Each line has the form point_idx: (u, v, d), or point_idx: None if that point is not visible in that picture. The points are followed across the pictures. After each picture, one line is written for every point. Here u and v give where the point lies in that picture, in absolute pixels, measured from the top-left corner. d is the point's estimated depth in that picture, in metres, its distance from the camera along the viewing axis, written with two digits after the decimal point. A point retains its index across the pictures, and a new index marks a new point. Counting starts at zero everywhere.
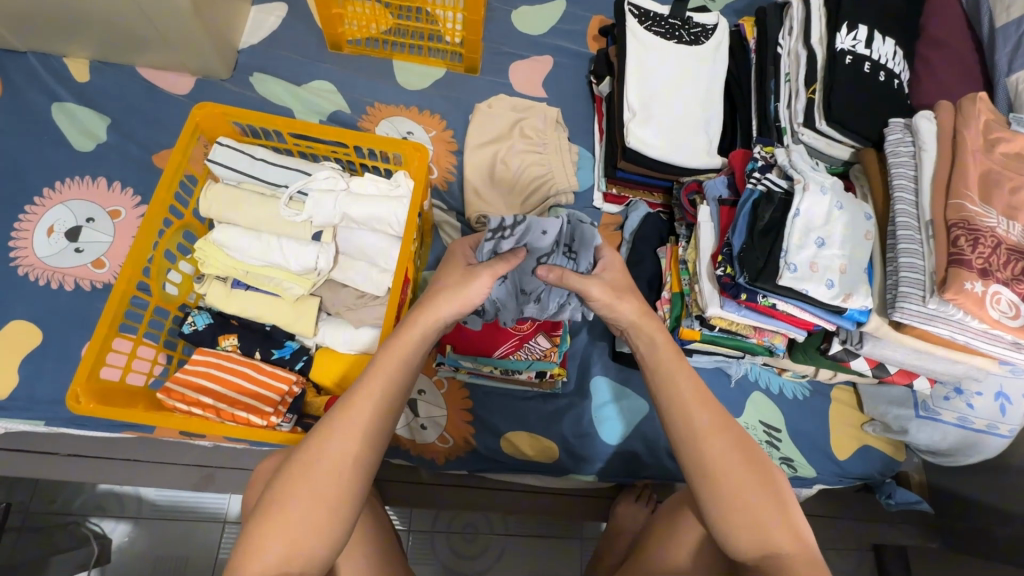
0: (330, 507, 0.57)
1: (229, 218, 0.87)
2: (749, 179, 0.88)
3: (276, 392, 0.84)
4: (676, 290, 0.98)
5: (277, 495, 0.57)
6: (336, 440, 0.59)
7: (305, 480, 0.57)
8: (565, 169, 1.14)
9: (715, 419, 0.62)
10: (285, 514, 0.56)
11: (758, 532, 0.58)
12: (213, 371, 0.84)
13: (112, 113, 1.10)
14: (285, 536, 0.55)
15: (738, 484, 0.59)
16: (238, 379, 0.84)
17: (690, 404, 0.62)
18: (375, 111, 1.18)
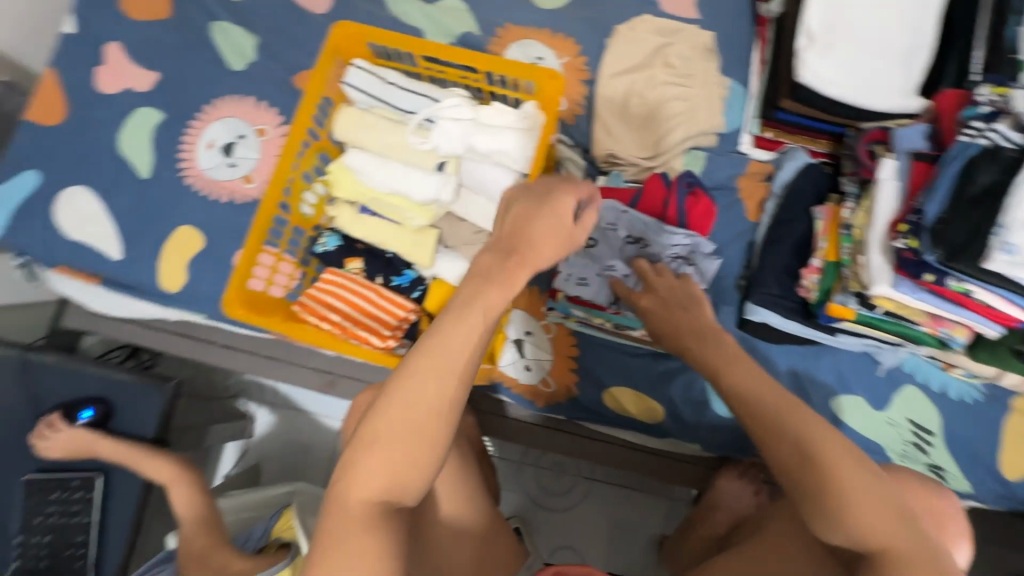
0: (422, 451, 0.49)
1: (360, 142, 0.88)
2: (965, 130, 0.69)
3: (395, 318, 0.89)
4: (831, 260, 0.84)
5: (370, 429, 0.49)
6: (432, 378, 0.49)
7: (398, 415, 0.49)
8: (711, 104, 1.01)
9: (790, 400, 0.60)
10: (381, 451, 0.49)
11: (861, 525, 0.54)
12: (339, 289, 0.89)
13: (260, 33, 1.14)
14: (384, 470, 0.49)
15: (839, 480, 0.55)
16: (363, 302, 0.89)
17: (767, 408, 0.59)
18: (505, 33, 1.10)
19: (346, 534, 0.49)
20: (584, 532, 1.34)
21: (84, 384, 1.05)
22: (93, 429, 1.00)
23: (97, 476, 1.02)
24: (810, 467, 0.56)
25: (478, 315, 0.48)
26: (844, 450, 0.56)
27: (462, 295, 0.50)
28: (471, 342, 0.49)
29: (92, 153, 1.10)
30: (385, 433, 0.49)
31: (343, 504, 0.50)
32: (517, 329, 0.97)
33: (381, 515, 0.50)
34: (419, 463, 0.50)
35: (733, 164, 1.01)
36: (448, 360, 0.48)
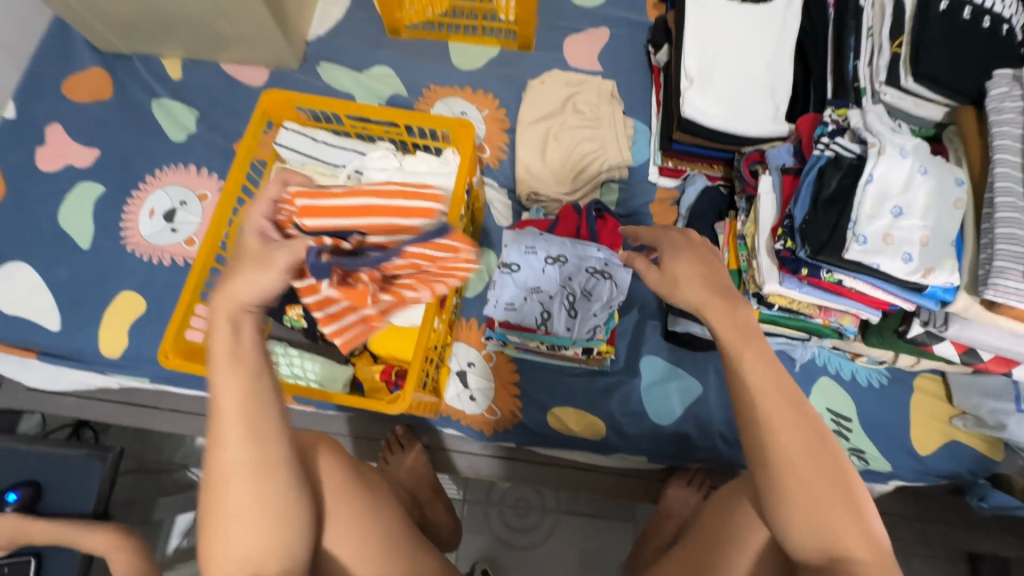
0: (262, 508, 0.52)
1: None
2: (817, 144, 0.80)
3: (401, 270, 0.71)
4: (733, 267, 0.94)
5: (212, 502, 0.52)
6: (238, 440, 0.52)
7: (228, 486, 0.52)
8: (619, 143, 1.12)
9: (790, 408, 0.52)
10: (230, 523, 0.51)
11: (823, 533, 0.50)
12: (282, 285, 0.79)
13: (200, 106, 1.22)
14: (228, 546, 0.51)
15: (808, 484, 0.50)
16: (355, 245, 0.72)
17: (764, 396, 0.52)
18: (430, 93, 1.21)
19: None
20: (554, 569, 1.32)
21: (20, 462, 1.02)
22: (26, 509, 0.96)
23: (29, 559, 0.97)
24: (784, 473, 0.51)
25: (233, 381, 0.53)
26: (810, 446, 0.51)
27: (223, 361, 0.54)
28: (226, 405, 0.53)
29: (33, 229, 1.12)
30: (215, 500, 0.52)
31: None
32: (460, 360, 1.03)
33: None
34: (267, 523, 0.52)
35: (645, 192, 1.12)
36: (226, 419, 0.52)
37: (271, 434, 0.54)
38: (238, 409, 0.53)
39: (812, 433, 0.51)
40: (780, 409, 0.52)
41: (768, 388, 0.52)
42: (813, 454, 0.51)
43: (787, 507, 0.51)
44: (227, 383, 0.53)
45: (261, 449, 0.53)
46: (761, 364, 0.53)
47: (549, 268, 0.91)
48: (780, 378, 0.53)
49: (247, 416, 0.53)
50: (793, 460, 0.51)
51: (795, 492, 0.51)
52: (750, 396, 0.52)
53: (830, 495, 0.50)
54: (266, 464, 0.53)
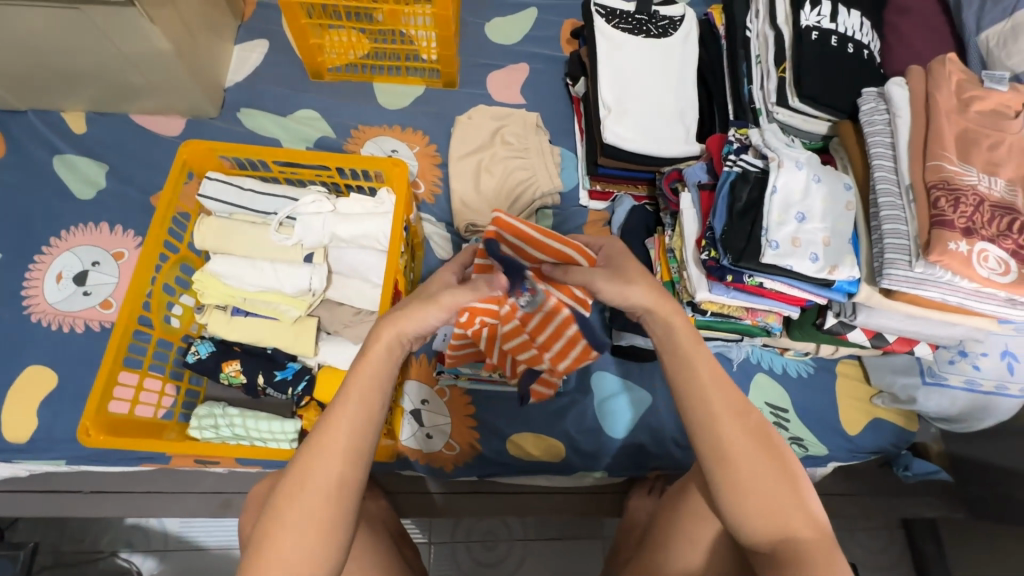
0: (315, 540, 0.54)
1: (224, 249, 0.90)
2: (726, 162, 0.88)
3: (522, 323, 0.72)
4: (667, 279, 1.00)
5: (286, 499, 0.55)
6: (335, 454, 0.57)
7: (302, 495, 0.55)
8: (549, 171, 1.16)
9: (733, 403, 0.58)
10: (288, 529, 0.54)
11: (772, 518, 0.55)
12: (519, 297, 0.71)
13: (109, 160, 1.15)
14: (287, 557, 0.53)
15: (753, 474, 0.56)
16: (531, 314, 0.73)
17: (709, 393, 0.58)
18: (358, 134, 1.21)
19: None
20: None
21: None
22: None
23: None
24: (725, 463, 0.56)
25: (357, 396, 0.60)
26: (752, 436, 0.57)
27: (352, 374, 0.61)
28: (346, 416, 0.58)
29: None
30: (286, 509, 0.55)
31: None
32: (412, 399, 1.00)
33: None
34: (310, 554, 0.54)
35: (578, 215, 1.17)
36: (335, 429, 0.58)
37: (360, 457, 0.58)
38: (347, 431, 0.58)
39: (752, 426, 0.57)
40: (725, 407, 0.58)
41: (708, 384, 0.59)
42: (756, 445, 0.57)
43: (736, 497, 0.56)
44: (352, 399, 0.59)
45: (344, 483, 0.57)
46: (707, 365, 0.60)
47: None
48: (719, 375, 0.60)
49: (350, 439, 0.58)
50: (738, 451, 0.56)
51: (742, 481, 0.56)
52: (698, 397, 0.58)
53: (773, 480, 0.56)
54: (340, 498, 0.56)
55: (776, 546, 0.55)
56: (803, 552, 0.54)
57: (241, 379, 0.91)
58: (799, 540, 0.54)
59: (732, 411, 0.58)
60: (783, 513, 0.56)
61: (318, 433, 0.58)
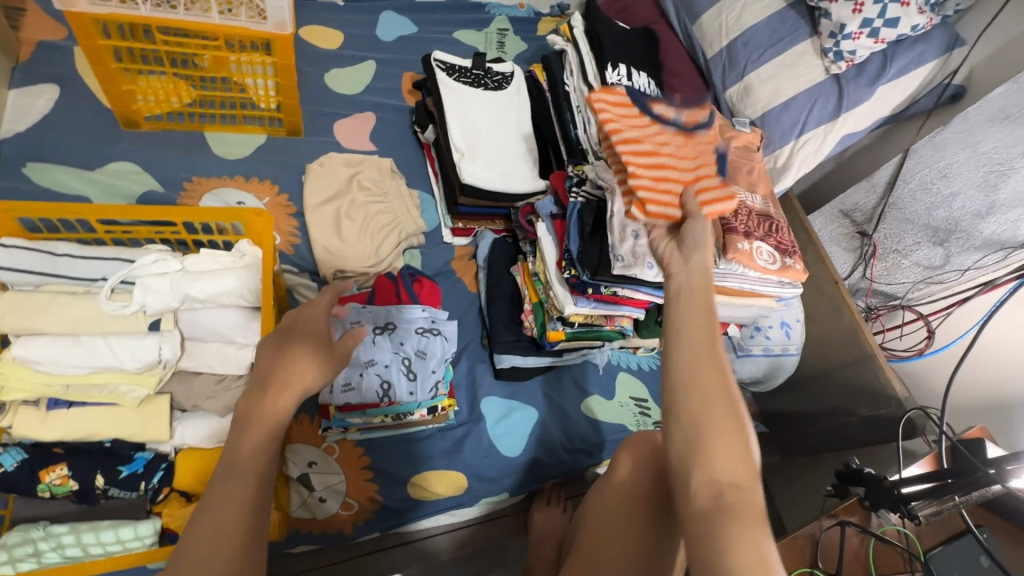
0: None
1: (30, 328, 0.74)
2: (572, 194, 1.03)
3: (669, 148, 0.90)
4: (535, 301, 1.10)
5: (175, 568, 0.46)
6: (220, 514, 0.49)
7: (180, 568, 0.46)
8: (411, 212, 1.20)
9: (710, 347, 0.60)
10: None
11: (721, 461, 0.54)
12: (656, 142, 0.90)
13: None
14: None
15: (714, 426, 0.55)
16: (645, 161, 0.87)
17: (693, 335, 0.61)
18: (193, 186, 1.10)
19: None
20: None
21: None
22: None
23: None
24: (694, 394, 0.57)
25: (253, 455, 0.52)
26: (724, 384, 0.57)
27: (241, 427, 0.54)
28: (235, 478, 0.51)
29: None
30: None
31: None
32: (299, 463, 0.92)
33: None
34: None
35: (444, 252, 1.22)
36: (232, 491, 0.50)
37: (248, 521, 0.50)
38: (235, 488, 0.50)
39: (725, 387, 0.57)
40: (703, 350, 0.60)
41: (697, 328, 0.61)
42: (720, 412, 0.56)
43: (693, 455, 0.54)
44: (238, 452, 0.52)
45: (242, 543, 0.48)
46: (704, 331, 0.61)
47: (376, 322, 0.92)
48: (707, 325, 0.62)
49: (246, 493, 0.50)
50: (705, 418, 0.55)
51: (704, 439, 0.54)
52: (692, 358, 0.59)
53: (725, 424, 0.55)
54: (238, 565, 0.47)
55: (719, 502, 0.51)
56: (743, 503, 0.51)
57: (71, 485, 0.75)
58: (733, 485, 0.52)
59: (711, 355, 0.59)
60: (725, 460, 0.54)
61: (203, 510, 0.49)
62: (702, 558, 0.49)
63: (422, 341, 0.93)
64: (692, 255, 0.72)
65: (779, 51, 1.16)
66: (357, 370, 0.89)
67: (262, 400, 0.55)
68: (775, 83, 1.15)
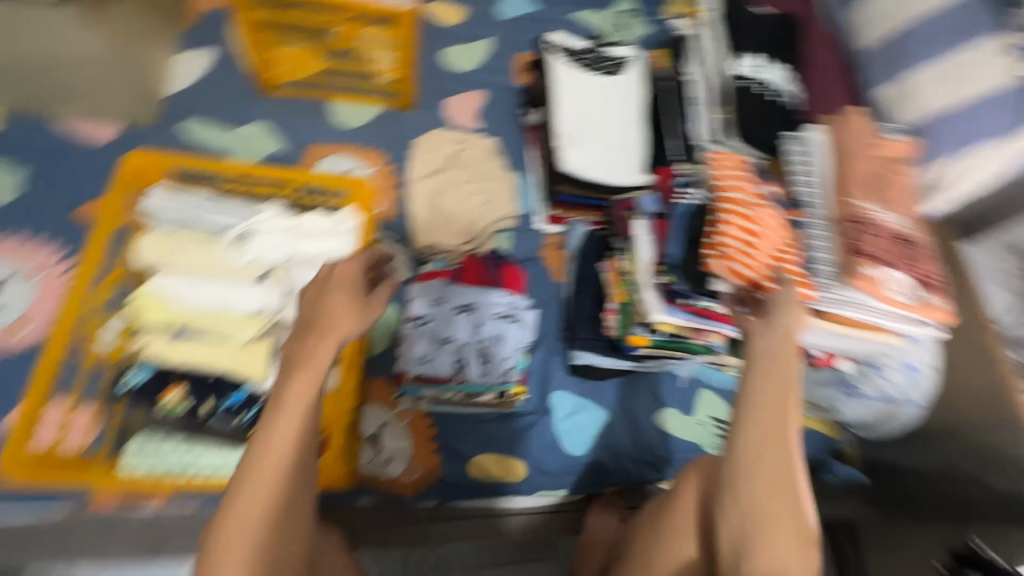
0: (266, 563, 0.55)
1: (169, 264, 0.85)
2: (678, 196, 1.00)
3: (765, 216, 0.92)
4: (622, 301, 1.03)
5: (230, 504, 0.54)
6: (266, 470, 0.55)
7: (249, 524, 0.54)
8: (504, 196, 1.20)
9: (782, 418, 0.62)
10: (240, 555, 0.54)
11: (770, 529, 0.60)
12: (751, 218, 0.92)
13: (26, 166, 1.04)
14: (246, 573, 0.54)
15: (769, 501, 0.60)
16: (739, 226, 0.91)
17: (767, 408, 0.63)
18: (313, 151, 1.18)
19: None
20: None
21: None
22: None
23: None
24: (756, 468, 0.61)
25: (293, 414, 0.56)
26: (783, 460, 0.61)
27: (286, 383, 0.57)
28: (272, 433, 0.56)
29: None
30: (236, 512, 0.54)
31: None
32: (372, 424, 0.97)
33: None
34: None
35: (532, 239, 1.18)
36: (273, 443, 0.55)
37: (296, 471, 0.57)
38: (283, 454, 0.55)
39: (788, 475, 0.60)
40: (777, 423, 0.62)
41: (772, 399, 0.63)
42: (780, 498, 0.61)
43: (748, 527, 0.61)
44: (280, 422, 0.56)
45: (289, 487, 0.57)
46: (777, 418, 0.62)
47: (460, 301, 0.94)
48: (783, 395, 0.63)
49: (292, 456, 0.56)
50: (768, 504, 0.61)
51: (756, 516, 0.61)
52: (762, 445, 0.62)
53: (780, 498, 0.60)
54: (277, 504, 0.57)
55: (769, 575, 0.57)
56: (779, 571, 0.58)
57: (179, 410, 0.83)
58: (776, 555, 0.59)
59: (783, 430, 0.62)
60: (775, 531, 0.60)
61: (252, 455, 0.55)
62: None
63: (502, 325, 0.93)
64: (779, 319, 0.71)
65: (959, 49, 0.97)
66: (440, 345, 0.93)
67: (304, 359, 0.58)
68: (949, 89, 0.98)
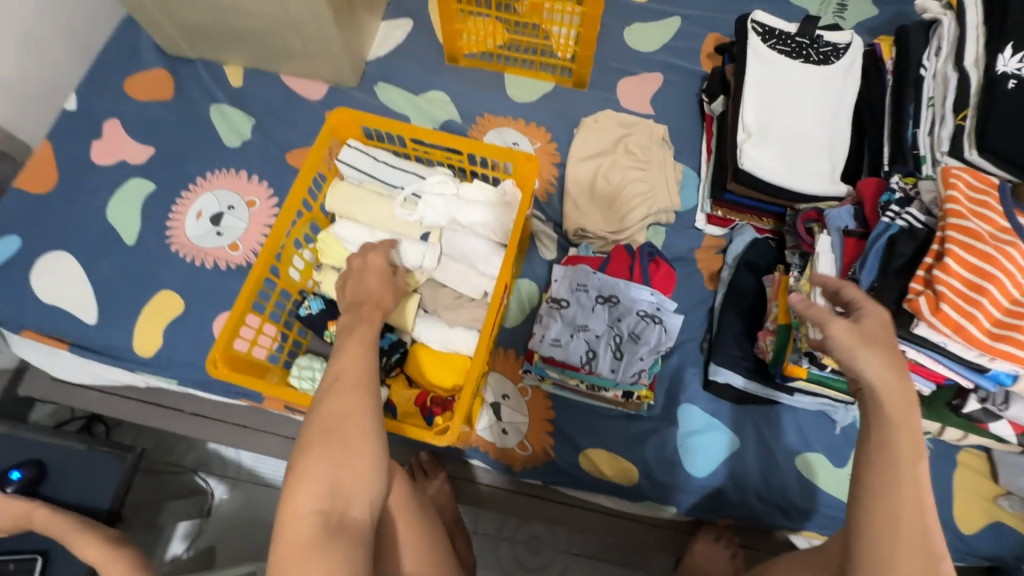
0: (334, 465, 0.59)
1: (349, 213, 0.94)
2: (887, 213, 0.80)
3: (1016, 258, 0.69)
4: (783, 322, 0.92)
5: (318, 416, 0.62)
6: (344, 383, 0.64)
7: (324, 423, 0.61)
8: (668, 187, 1.13)
9: (913, 446, 0.55)
10: (315, 456, 0.59)
11: None
12: (1001, 255, 0.69)
13: (256, 114, 1.24)
14: (330, 471, 0.59)
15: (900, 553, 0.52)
16: (974, 261, 0.69)
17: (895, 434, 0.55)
18: (483, 122, 1.23)
19: (286, 558, 0.55)
20: None
21: (36, 449, 1.02)
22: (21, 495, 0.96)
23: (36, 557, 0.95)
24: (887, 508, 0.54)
25: (359, 343, 0.68)
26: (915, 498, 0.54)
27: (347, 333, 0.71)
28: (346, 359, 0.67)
29: (75, 222, 1.13)
30: (322, 419, 0.62)
31: (291, 525, 0.56)
32: (494, 392, 1.01)
33: (322, 528, 0.56)
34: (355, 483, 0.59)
35: (691, 238, 1.12)
36: (347, 366, 0.66)
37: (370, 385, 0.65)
38: (350, 366, 0.66)
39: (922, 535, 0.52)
40: (908, 454, 0.55)
41: (906, 425, 0.56)
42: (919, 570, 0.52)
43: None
44: (350, 347, 0.68)
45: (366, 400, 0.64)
46: (908, 455, 0.55)
47: (602, 292, 0.90)
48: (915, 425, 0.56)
49: (357, 368, 0.66)
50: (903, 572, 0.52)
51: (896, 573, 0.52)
52: (891, 508, 0.54)
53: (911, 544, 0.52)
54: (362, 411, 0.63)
55: None
56: None
57: None
58: None
59: (911, 462, 0.54)
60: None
61: (328, 381, 0.65)
62: None
63: (640, 324, 0.89)
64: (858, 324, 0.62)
65: None
66: (570, 331, 0.90)
67: (358, 314, 0.73)
68: None
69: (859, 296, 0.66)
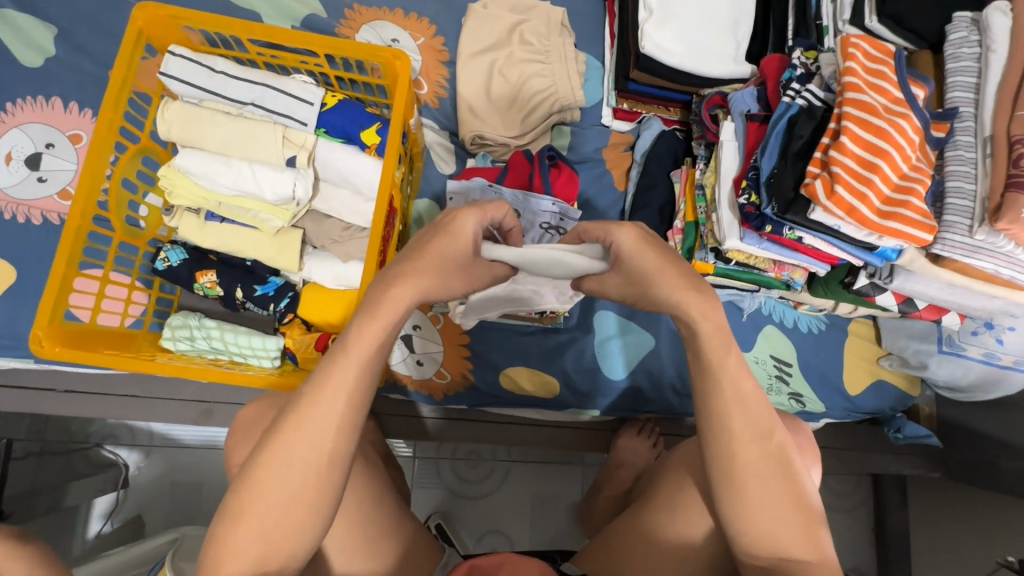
0: (262, 560, 0.51)
1: (189, 140, 0.78)
2: (788, 92, 0.76)
3: (905, 132, 0.69)
4: (690, 220, 0.90)
5: (271, 453, 0.52)
6: (307, 428, 0.52)
7: (250, 512, 0.51)
8: (570, 82, 1.00)
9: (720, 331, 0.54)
10: (237, 546, 0.50)
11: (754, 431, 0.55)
12: (891, 131, 0.68)
13: (58, 22, 0.98)
14: (264, 533, 0.50)
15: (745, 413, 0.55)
16: (868, 137, 0.68)
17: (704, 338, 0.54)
18: (354, 15, 1.03)
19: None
20: (507, 513, 1.33)
21: None
22: None
23: None
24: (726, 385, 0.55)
25: (348, 364, 0.53)
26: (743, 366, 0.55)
27: (350, 331, 0.54)
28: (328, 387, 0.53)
29: None
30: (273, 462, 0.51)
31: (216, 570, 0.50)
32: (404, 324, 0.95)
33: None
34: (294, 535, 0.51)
35: (597, 137, 1.04)
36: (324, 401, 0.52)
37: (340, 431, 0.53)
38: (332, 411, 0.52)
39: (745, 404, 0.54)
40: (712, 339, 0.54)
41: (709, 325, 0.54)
42: (772, 464, 0.55)
43: (742, 508, 0.54)
44: (319, 405, 0.52)
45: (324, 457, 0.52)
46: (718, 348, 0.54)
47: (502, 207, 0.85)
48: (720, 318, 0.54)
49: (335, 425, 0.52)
50: (747, 473, 0.54)
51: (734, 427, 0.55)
52: (719, 417, 0.55)
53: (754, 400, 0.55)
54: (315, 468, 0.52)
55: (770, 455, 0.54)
56: (773, 452, 0.55)
57: (217, 291, 0.84)
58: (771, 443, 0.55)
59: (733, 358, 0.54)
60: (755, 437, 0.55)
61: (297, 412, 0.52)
62: (754, 504, 0.54)
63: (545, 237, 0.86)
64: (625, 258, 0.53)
65: None
66: None
67: (371, 305, 0.53)
68: None
69: (602, 231, 0.54)
